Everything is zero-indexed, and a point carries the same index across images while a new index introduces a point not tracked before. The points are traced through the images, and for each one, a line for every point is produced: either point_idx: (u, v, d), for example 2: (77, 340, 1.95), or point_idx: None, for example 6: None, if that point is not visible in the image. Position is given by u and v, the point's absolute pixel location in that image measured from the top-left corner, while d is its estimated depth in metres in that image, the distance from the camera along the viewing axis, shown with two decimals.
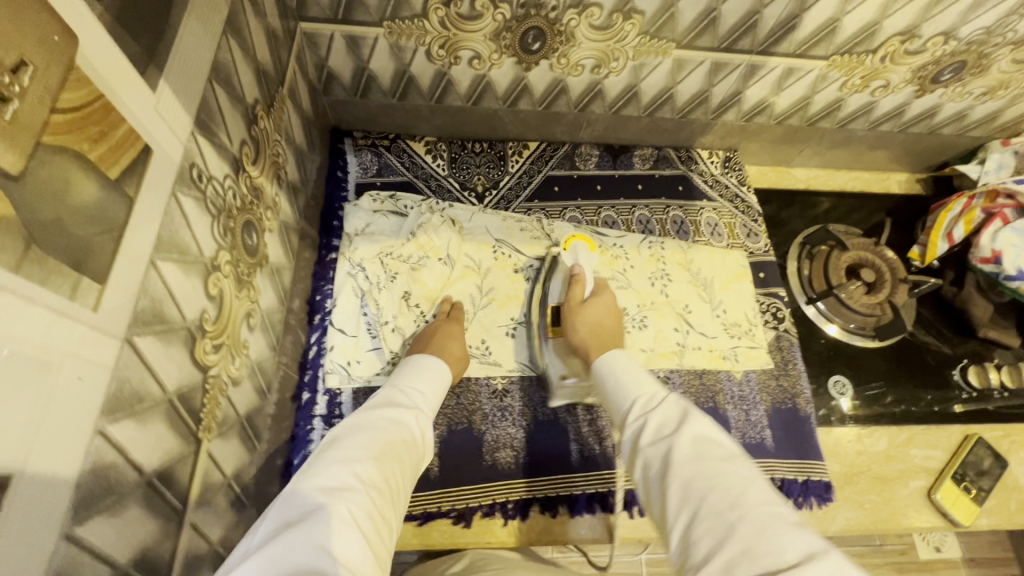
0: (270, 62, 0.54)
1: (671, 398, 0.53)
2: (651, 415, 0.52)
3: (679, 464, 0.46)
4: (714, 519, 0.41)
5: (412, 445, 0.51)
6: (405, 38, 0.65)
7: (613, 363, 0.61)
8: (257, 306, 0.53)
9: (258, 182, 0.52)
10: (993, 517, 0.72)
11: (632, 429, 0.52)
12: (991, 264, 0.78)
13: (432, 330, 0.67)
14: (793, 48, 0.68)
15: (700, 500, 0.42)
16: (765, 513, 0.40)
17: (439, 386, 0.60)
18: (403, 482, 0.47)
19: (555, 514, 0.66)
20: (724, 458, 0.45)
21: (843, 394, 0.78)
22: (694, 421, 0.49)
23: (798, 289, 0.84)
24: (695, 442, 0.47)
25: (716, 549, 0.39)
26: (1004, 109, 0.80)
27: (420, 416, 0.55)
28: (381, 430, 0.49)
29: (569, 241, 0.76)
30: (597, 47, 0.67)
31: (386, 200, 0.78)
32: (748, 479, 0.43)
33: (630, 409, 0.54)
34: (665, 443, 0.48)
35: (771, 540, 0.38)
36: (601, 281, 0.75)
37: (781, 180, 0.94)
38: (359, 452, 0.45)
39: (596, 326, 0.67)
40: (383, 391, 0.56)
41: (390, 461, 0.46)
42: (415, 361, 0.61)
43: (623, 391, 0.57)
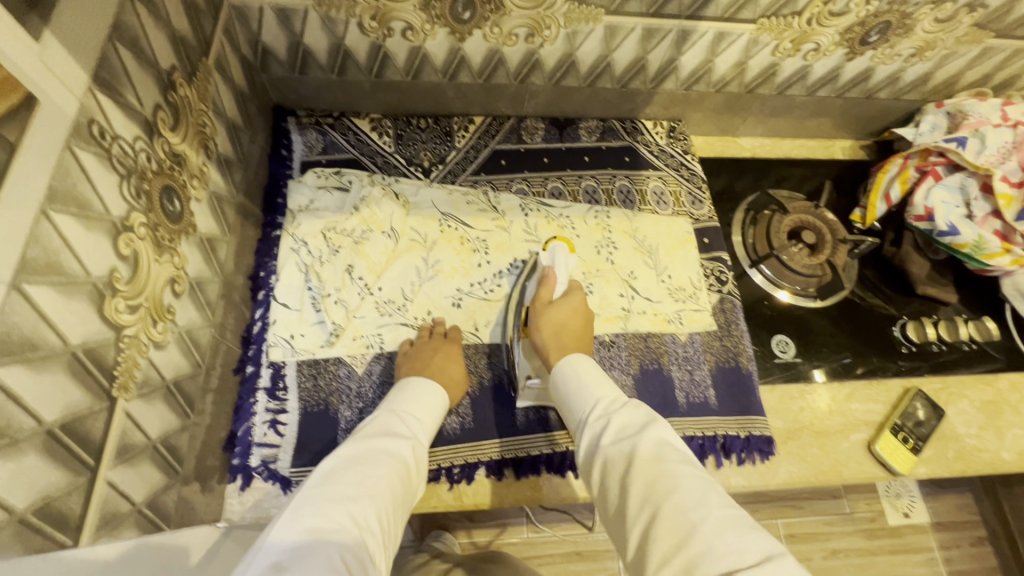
0: (190, 31, 0.55)
1: (631, 405, 0.55)
2: (612, 417, 0.54)
3: (642, 466, 0.48)
4: (674, 519, 0.44)
5: (405, 478, 0.53)
6: (334, 10, 0.66)
7: (575, 364, 0.62)
8: (184, 273, 0.53)
9: (180, 149, 0.52)
10: (931, 466, 0.73)
11: (593, 431, 0.54)
12: (925, 222, 0.79)
13: (427, 350, 0.68)
14: (720, 11, 0.69)
15: (663, 500, 0.45)
16: (726, 516, 0.43)
17: (434, 411, 0.62)
18: (394, 516, 0.50)
19: (500, 476, 0.67)
20: (682, 462, 0.48)
21: (786, 353, 0.80)
22: (654, 427, 0.51)
23: (741, 253, 0.85)
24: (658, 444, 0.50)
25: (676, 547, 0.42)
26: (934, 70, 0.83)
27: (415, 447, 0.57)
28: (378, 464, 0.51)
29: (548, 242, 0.74)
30: (528, 16, 0.68)
31: (330, 176, 0.78)
32: (705, 483, 0.46)
33: (592, 412, 0.56)
34: (626, 445, 0.51)
35: (729, 542, 0.41)
36: (573, 281, 0.73)
37: (727, 149, 0.96)
38: (354, 490, 0.47)
39: (561, 326, 0.66)
40: (381, 416, 0.58)
41: (383, 499, 0.49)
42: (415, 381, 0.63)
43: (583, 391, 0.58)
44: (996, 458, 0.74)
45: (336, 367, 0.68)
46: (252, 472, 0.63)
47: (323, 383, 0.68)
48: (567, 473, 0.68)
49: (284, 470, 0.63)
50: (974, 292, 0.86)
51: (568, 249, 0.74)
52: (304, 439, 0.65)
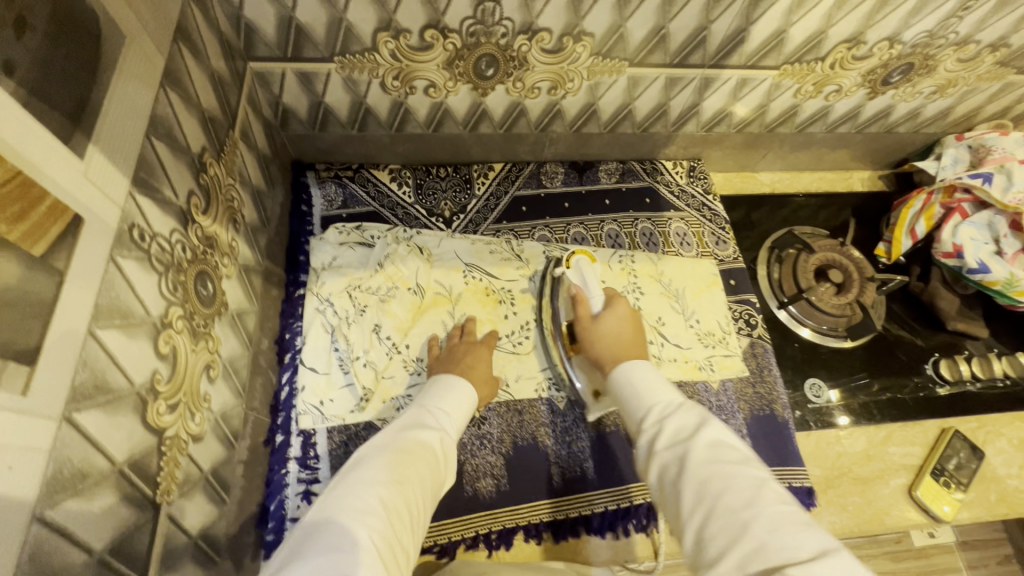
0: (217, 107, 0.54)
1: (686, 407, 0.55)
2: (668, 421, 0.54)
3: (696, 467, 0.48)
4: (730, 518, 0.44)
5: (435, 467, 0.54)
6: (357, 72, 0.65)
7: (632, 371, 0.61)
8: (217, 356, 0.52)
9: (211, 230, 0.51)
10: (974, 510, 0.72)
11: (648, 434, 0.55)
12: (954, 258, 0.79)
13: (458, 349, 0.69)
14: (745, 59, 0.69)
15: (716, 499, 0.45)
16: (778, 513, 0.43)
17: (465, 405, 0.62)
18: (425, 503, 0.51)
19: (540, 540, 0.65)
20: (737, 462, 0.48)
21: (821, 396, 0.78)
22: (709, 428, 0.51)
23: (768, 293, 0.84)
24: (712, 446, 0.50)
25: (732, 544, 0.42)
26: (954, 106, 0.82)
27: (445, 438, 0.58)
28: (408, 452, 0.52)
29: (571, 258, 0.73)
30: (551, 70, 0.68)
31: (352, 231, 0.77)
32: (760, 482, 0.46)
33: (647, 415, 0.56)
34: (681, 448, 0.51)
35: (784, 538, 0.41)
36: (608, 291, 0.72)
37: (747, 185, 0.95)
38: (385, 477, 0.48)
39: (616, 336, 0.66)
40: (411, 411, 0.60)
41: (414, 486, 0.50)
42: (444, 378, 0.64)
43: (639, 396, 0.58)
44: None
45: (367, 433, 0.67)
46: None
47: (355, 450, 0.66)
48: (607, 534, 0.67)
49: None
50: (1003, 325, 0.85)
51: (591, 260, 0.74)
52: None
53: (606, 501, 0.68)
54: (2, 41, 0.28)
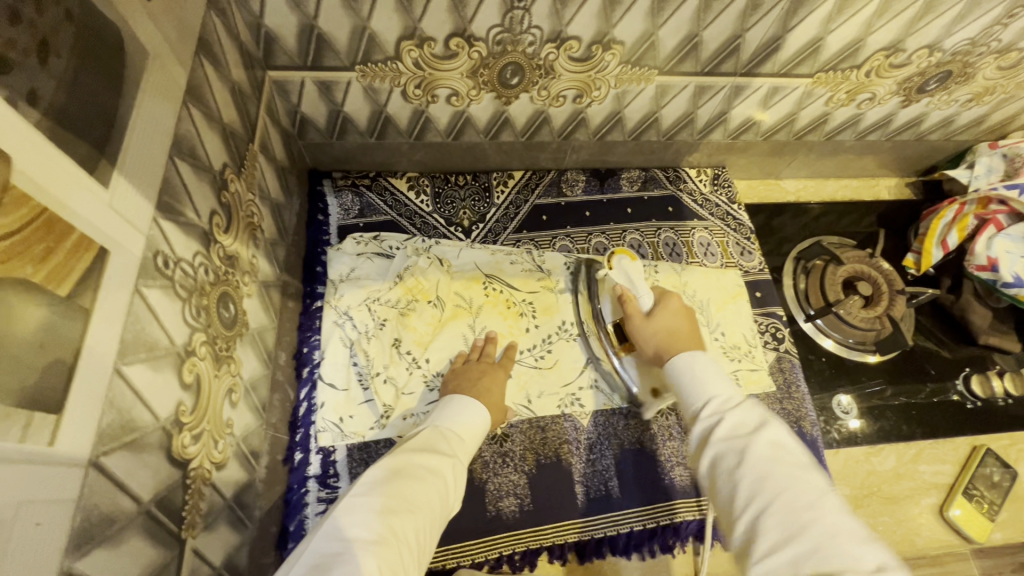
0: (237, 120, 0.52)
1: (749, 402, 0.53)
2: (728, 413, 0.52)
3: (754, 463, 0.46)
4: (786, 519, 0.42)
5: (445, 496, 0.52)
6: (378, 81, 0.63)
7: (689, 363, 0.59)
8: (239, 379, 0.50)
9: (233, 249, 0.50)
10: (1007, 530, 0.71)
11: (704, 424, 0.53)
12: (987, 271, 0.77)
13: (475, 371, 0.67)
14: (778, 68, 0.66)
15: (773, 498, 0.44)
16: (840, 524, 0.41)
17: (478, 431, 0.60)
18: (430, 533, 0.49)
19: (565, 561, 0.64)
20: (798, 466, 0.46)
21: (847, 413, 0.76)
22: (771, 428, 0.49)
23: (794, 305, 0.82)
24: (773, 446, 0.48)
25: (784, 544, 0.41)
26: (989, 113, 0.80)
27: (458, 465, 0.56)
28: (418, 478, 0.50)
29: (612, 257, 0.72)
30: (577, 78, 0.66)
31: (370, 241, 0.76)
32: (823, 489, 0.44)
33: (705, 406, 0.54)
34: (741, 442, 0.49)
35: (844, 547, 0.40)
36: (658, 290, 0.71)
37: (770, 193, 0.93)
38: (394, 505, 0.47)
39: (669, 331, 0.65)
40: (425, 430, 0.58)
41: (423, 516, 0.48)
42: (459, 399, 0.62)
43: (696, 388, 0.56)
44: None
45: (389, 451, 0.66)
46: None
47: None
48: (633, 555, 0.66)
49: None
50: None
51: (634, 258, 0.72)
52: None
53: (633, 521, 0.66)
54: (24, 71, 0.26)
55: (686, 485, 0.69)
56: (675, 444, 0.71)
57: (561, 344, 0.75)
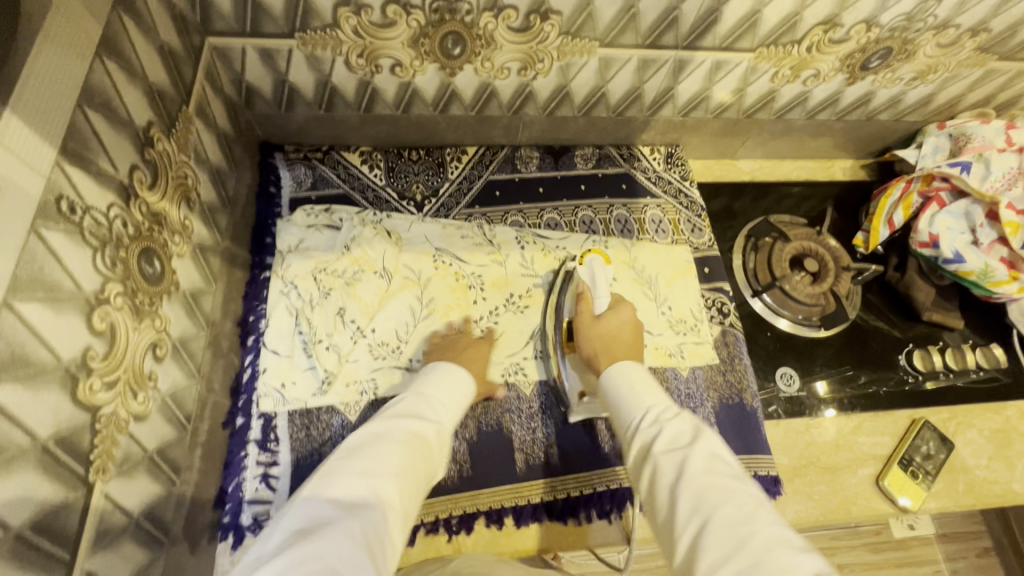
0: (167, 81, 0.53)
1: (685, 413, 0.54)
2: (666, 425, 0.53)
3: (694, 476, 0.47)
4: (725, 533, 0.43)
5: (429, 461, 0.53)
6: (319, 49, 0.63)
7: (629, 372, 0.60)
8: (166, 335, 0.51)
9: (159, 207, 0.50)
10: (941, 500, 0.72)
11: (643, 437, 0.53)
12: (930, 248, 0.78)
13: (459, 343, 0.69)
14: (718, 41, 0.67)
15: (711, 512, 0.44)
16: (776, 534, 0.42)
17: (461, 401, 0.61)
18: (416, 496, 0.50)
19: (501, 525, 0.65)
20: (733, 476, 0.47)
21: (790, 385, 0.77)
22: (706, 438, 0.50)
23: (743, 282, 0.83)
24: (710, 457, 0.48)
25: (725, 559, 0.41)
26: (935, 93, 0.81)
27: (441, 431, 0.56)
28: (402, 443, 0.51)
29: (584, 256, 0.74)
30: (519, 50, 0.66)
31: (320, 214, 0.76)
32: (757, 500, 0.45)
33: (644, 418, 0.55)
34: (678, 454, 0.49)
35: (781, 558, 0.40)
36: (616, 296, 0.72)
37: (726, 172, 0.94)
38: (380, 467, 0.47)
39: (612, 337, 0.66)
40: (407, 398, 0.58)
41: (409, 478, 0.49)
42: (443, 368, 0.63)
43: (633, 400, 0.57)
44: (1006, 489, 0.73)
45: (330, 417, 0.66)
46: (244, 532, 0.60)
47: (316, 434, 0.66)
48: (569, 521, 0.66)
49: None
50: (978, 315, 0.84)
51: (604, 262, 0.74)
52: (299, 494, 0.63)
53: (567, 486, 0.67)
54: None
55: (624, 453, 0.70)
56: None
57: (508, 316, 0.76)
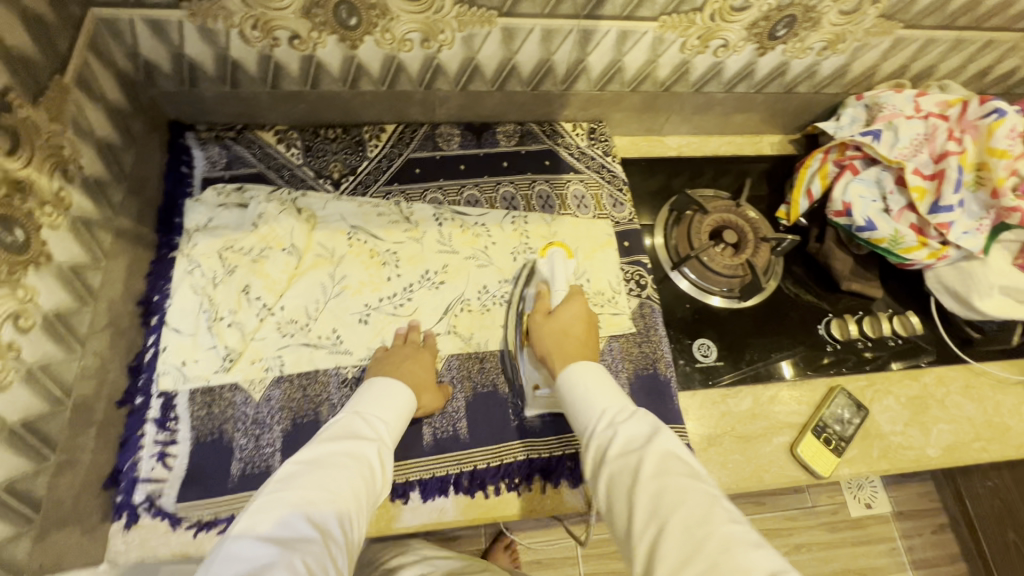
0: (34, 48, 0.52)
1: (639, 413, 0.55)
2: (621, 427, 0.54)
3: (651, 479, 0.48)
4: (682, 537, 0.44)
5: (370, 481, 0.53)
6: (210, 20, 0.63)
7: (581, 373, 0.60)
8: (32, 306, 0.50)
9: (21, 174, 0.49)
10: (855, 466, 0.72)
11: (601, 440, 0.54)
12: (844, 217, 0.78)
13: (399, 354, 0.67)
14: (618, 10, 0.67)
15: (669, 516, 0.45)
16: (733, 532, 0.44)
17: (402, 412, 0.62)
18: (361, 518, 0.51)
19: (407, 500, 0.64)
20: (688, 475, 0.48)
21: (707, 356, 0.77)
22: (660, 438, 0.51)
23: (663, 256, 0.84)
24: (662, 458, 0.50)
25: (684, 563, 0.42)
26: (849, 63, 0.81)
27: (382, 447, 0.57)
28: (340, 466, 0.52)
29: (546, 249, 0.74)
30: (417, 20, 0.66)
31: (232, 192, 0.75)
32: (711, 497, 0.47)
33: (599, 421, 0.55)
34: (635, 456, 0.51)
35: (737, 558, 0.42)
36: (574, 288, 0.71)
37: (653, 148, 0.94)
38: (315, 495, 0.48)
39: (563, 332, 0.65)
40: (343, 418, 0.58)
41: (349, 500, 0.50)
42: (381, 381, 0.63)
43: (587, 400, 0.58)
44: (920, 454, 0.73)
45: (232, 394, 0.65)
46: (138, 510, 0.60)
47: (217, 411, 0.65)
48: (476, 494, 0.66)
49: (171, 505, 0.60)
50: (900, 285, 0.85)
51: (567, 255, 0.73)
52: (196, 471, 0.62)
53: (475, 461, 0.67)
54: None
55: (535, 426, 0.69)
56: None
57: (423, 292, 0.75)
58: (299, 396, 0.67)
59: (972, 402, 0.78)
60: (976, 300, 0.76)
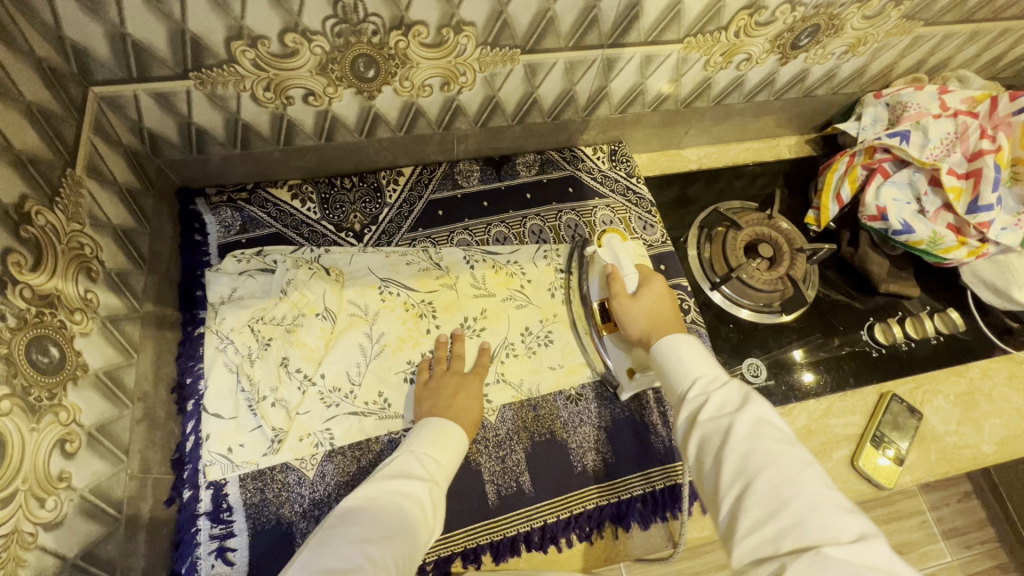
0: (41, 144, 0.49)
1: (734, 382, 0.54)
2: (714, 394, 0.52)
3: (742, 440, 0.47)
4: (769, 495, 0.43)
5: (422, 521, 0.53)
6: (220, 87, 0.58)
7: (673, 345, 0.59)
8: (76, 427, 0.49)
9: (47, 288, 0.48)
10: (917, 472, 0.72)
11: (692, 404, 0.53)
12: (879, 221, 0.77)
13: (447, 386, 0.66)
14: (643, 36, 0.65)
15: (758, 475, 0.44)
16: (822, 495, 0.43)
17: (455, 453, 0.60)
18: (414, 557, 0.50)
19: (479, 564, 0.62)
20: (784, 441, 0.47)
21: (756, 375, 0.76)
22: (754, 405, 0.50)
23: (700, 275, 0.82)
24: (756, 423, 0.48)
25: (770, 520, 0.42)
26: (868, 64, 0.80)
27: (434, 488, 0.56)
28: (392, 507, 0.52)
29: (601, 237, 0.74)
30: (438, 66, 0.62)
31: (252, 258, 0.71)
32: (805, 462, 0.45)
33: (692, 387, 0.54)
34: (726, 420, 0.49)
35: (825, 518, 0.41)
36: (642, 270, 0.71)
37: (672, 163, 0.92)
38: (368, 534, 0.48)
39: (652, 312, 0.65)
40: (398, 458, 0.58)
41: (401, 539, 0.49)
42: (432, 422, 0.61)
43: (682, 369, 0.57)
44: (976, 452, 0.73)
45: (285, 476, 0.62)
46: None
47: (271, 496, 0.61)
48: (549, 548, 0.64)
49: None
50: (933, 280, 0.86)
51: (623, 239, 0.73)
52: (258, 564, 0.59)
53: (544, 514, 0.65)
54: None
55: (598, 471, 0.68)
56: (585, 431, 0.69)
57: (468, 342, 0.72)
58: (354, 469, 0.64)
59: (1018, 392, 0.78)
60: (1014, 291, 0.76)
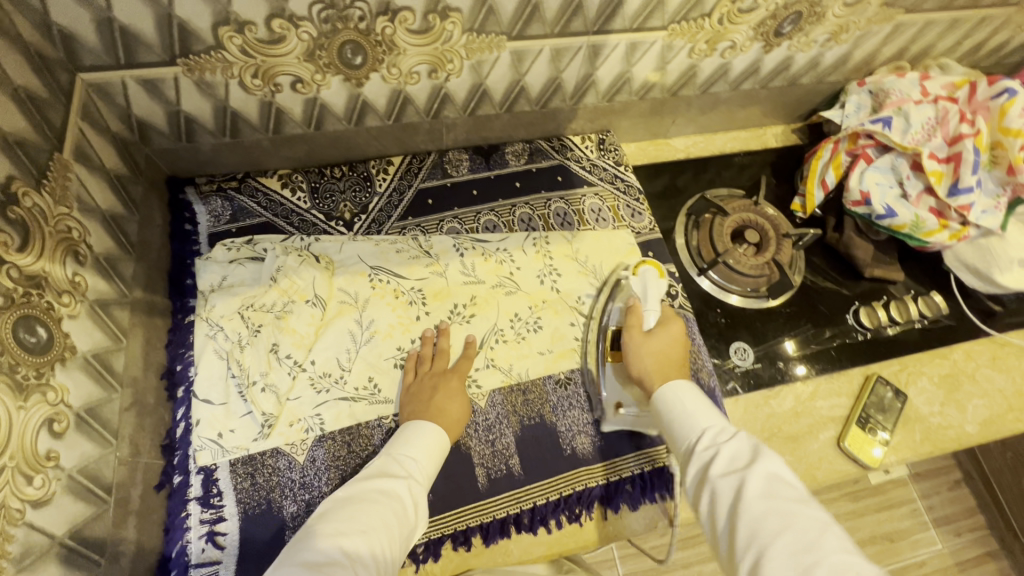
0: (29, 128, 0.49)
1: (742, 434, 0.54)
2: (722, 446, 0.53)
3: (754, 499, 0.47)
4: (786, 559, 0.43)
5: (402, 515, 0.53)
6: (208, 73, 0.59)
7: (677, 392, 0.61)
8: (64, 408, 0.50)
9: (36, 269, 0.48)
10: (902, 453, 0.73)
11: (700, 459, 0.54)
12: (863, 206, 0.78)
13: (427, 386, 0.66)
14: (628, 23, 0.66)
15: (773, 538, 0.44)
16: (844, 560, 0.42)
17: (436, 449, 0.61)
18: (394, 551, 0.50)
19: (470, 546, 0.63)
20: (799, 501, 0.47)
21: (743, 359, 0.77)
22: (765, 461, 0.50)
23: (688, 262, 0.83)
24: (768, 481, 0.48)
25: None
26: (851, 52, 0.81)
27: (414, 484, 0.57)
28: (371, 502, 0.52)
29: (639, 267, 0.76)
30: (425, 52, 0.63)
31: (242, 246, 0.71)
32: (823, 524, 0.45)
33: (699, 441, 0.55)
34: (737, 476, 0.50)
35: None
36: (663, 309, 0.72)
37: (660, 152, 0.93)
38: (345, 529, 0.49)
39: (661, 355, 0.66)
40: (379, 459, 0.59)
41: (379, 533, 0.50)
42: (412, 424, 0.62)
43: (689, 421, 0.58)
44: (960, 432, 0.74)
45: (275, 461, 0.62)
46: None
47: (262, 480, 0.62)
48: (539, 530, 0.65)
49: None
50: (918, 264, 0.87)
51: (659, 274, 0.75)
52: (248, 547, 0.59)
53: (535, 497, 0.65)
54: None
55: (588, 454, 0.68)
56: (575, 414, 0.70)
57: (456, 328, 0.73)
58: (344, 453, 0.64)
59: (1002, 373, 0.79)
60: (996, 274, 0.78)
